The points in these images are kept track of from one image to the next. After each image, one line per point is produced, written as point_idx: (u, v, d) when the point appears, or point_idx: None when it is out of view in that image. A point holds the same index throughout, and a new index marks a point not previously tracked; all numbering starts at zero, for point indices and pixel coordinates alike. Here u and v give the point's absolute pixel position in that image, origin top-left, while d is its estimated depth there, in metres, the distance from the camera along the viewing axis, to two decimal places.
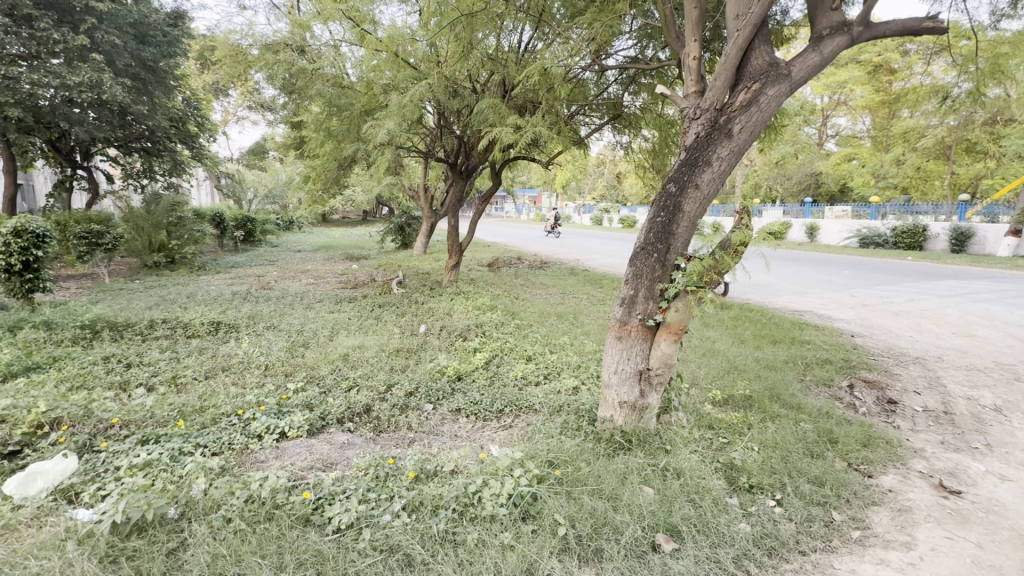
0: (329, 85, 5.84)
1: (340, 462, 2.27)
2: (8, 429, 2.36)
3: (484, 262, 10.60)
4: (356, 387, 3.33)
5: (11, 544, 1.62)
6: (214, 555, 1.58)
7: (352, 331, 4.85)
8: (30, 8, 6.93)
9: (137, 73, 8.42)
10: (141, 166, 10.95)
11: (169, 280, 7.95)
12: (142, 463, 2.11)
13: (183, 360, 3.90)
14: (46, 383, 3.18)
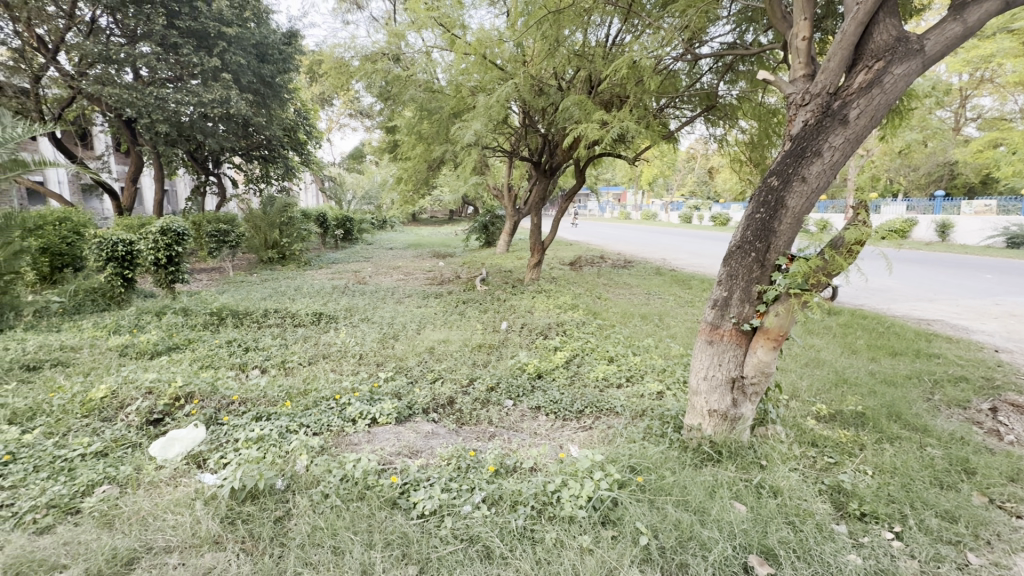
0: (421, 90, 6.12)
1: (424, 450, 2.37)
2: (154, 400, 2.76)
3: (566, 261, 10.53)
4: (441, 379, 3.47)
5: (154, 498, 1.89)
6: (313, 527, 1.72)
7: (438, 326, 5.06)
8: (176, 37, 8.03)
9: (258, 88, 9.45)
10: (260, 172, 12.28)
11: (280, 274, 8.82)
12: (255, 437, 2.36)
13: (291, 347, 4.31)
14: (182, 362, 3.68)
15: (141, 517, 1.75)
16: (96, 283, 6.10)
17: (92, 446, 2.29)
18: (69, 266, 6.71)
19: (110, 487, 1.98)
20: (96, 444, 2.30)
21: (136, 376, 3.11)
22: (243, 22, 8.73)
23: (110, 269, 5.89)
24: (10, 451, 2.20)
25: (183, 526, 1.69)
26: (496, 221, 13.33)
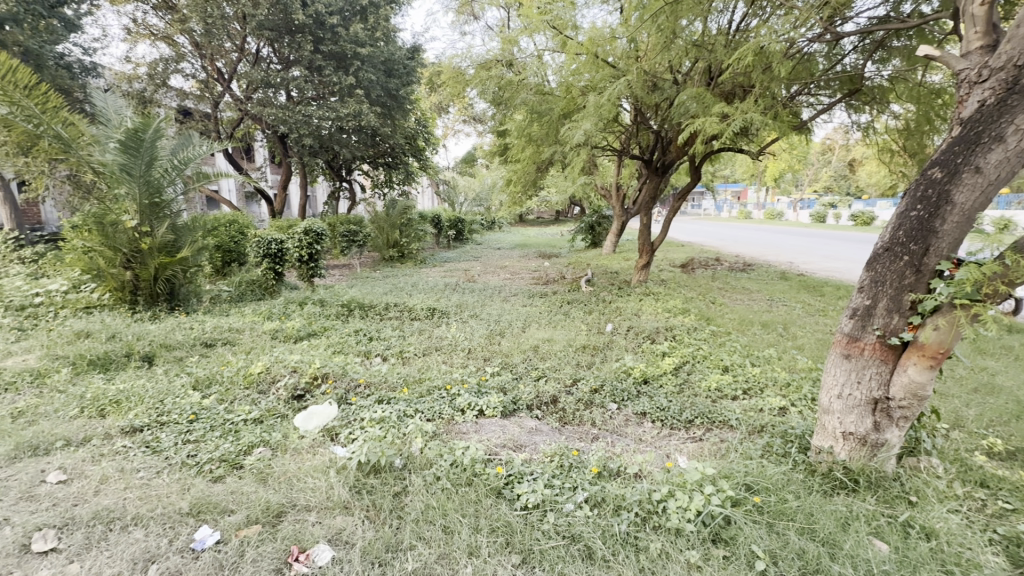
0: (532, 93, 6.25)
1: (528, 446, 2.43)
2: (298, 378, 3.18)
3: (678, 263, 10.02)
4: (545, 377, 3.51)
5: (298, 462, 2.17)
6: (426, 506, 1.85)
7: (543, 325, 5.11)
8: (320, 61, 9.10)
9: (386, 101, 10.36)
10: (384, 177, 13.45)
11: (400, 271, 9.57)
12: (378, 418, 2.60)
13: (408, 338, 4.67)
14: (320, 346, 4.19)
15: (288, 477, 2.03)
16: (254, 276, 7.15)
17: (251, 413, 2.70)
18: (234, 261, 7.95)
19: (264, 449, 2.33)
20: (254, 412, 2.71)
21: (283, 357, 3.60)
22: (375, 42, 9.56)
23: (265, 264, 6.85)
24: (194, 413, 2.69)
25: (320, 489, 1.92)
26: (603, 221, 13.10)
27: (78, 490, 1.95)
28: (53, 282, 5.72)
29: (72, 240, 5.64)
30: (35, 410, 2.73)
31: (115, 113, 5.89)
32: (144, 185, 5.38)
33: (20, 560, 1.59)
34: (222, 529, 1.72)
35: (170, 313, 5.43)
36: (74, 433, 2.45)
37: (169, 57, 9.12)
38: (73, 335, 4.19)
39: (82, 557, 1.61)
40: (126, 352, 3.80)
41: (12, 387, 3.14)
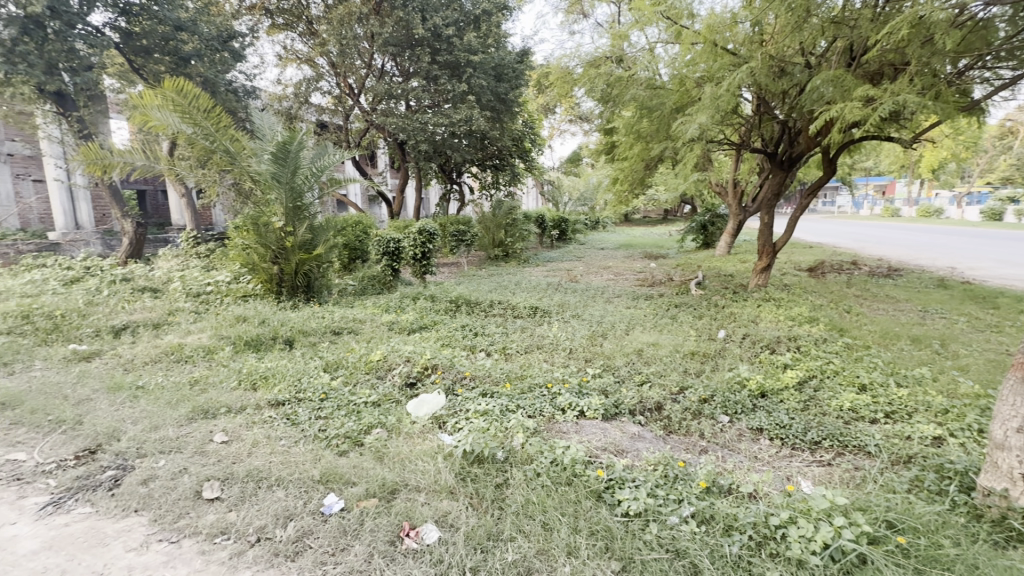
0: (642, 88, 6.04)
1: (630, 451, 2.36)
2: (411, 367, 3.43)
3: (804, 266, 9.03)
4: (649, 383, 3.38)
5: (410, 445, 2.34)
6: (526, 500, 1.88)
7: (648, 329, 4.92)
8: (437, 71, 9.68)
9: (495, 105, 10.71)
10: (492, 179, 13.94)
11: (504, 270, 9.84)
12: (482, 410, 2.70)
13: (511, 335, 4.79)
14: (430, 339, 4.46)
15: (401, 458, 2.19)
16: (375, 272, 7.84)
17: (371, 397, 2.96)
18: (359, 258, 8.78)
19: (381, 431, 2.54)
20: (373, 396, 2.97)
21: (399, 347, 3.91)
22: (486, 48, 9.93)
23: (384, 261, 7.47)
24: (325, 392, 3.02)
25: (428, 472, 2.05)
26: (717, 220, 12.25)
27: (236, 450, 2.30)
28: (221, 274, 6.81)
29: (235, 239, 6.64)
30: (207, 380, 3.27)
31: (268, 128, 6.82)
32: (289, 191, 6.16)
33: (195, 504, 1.92)
34: (345, 499, 1.92)
35: (306, 303, 6.16)
36: (234, 402, 2.89)
37: (310, 78, 10.33)
38: (234, 320, 4.94)
39: (237, 507, 1.89)
40: (272, 335, 4.39)
41: (191, 360, 3.79)
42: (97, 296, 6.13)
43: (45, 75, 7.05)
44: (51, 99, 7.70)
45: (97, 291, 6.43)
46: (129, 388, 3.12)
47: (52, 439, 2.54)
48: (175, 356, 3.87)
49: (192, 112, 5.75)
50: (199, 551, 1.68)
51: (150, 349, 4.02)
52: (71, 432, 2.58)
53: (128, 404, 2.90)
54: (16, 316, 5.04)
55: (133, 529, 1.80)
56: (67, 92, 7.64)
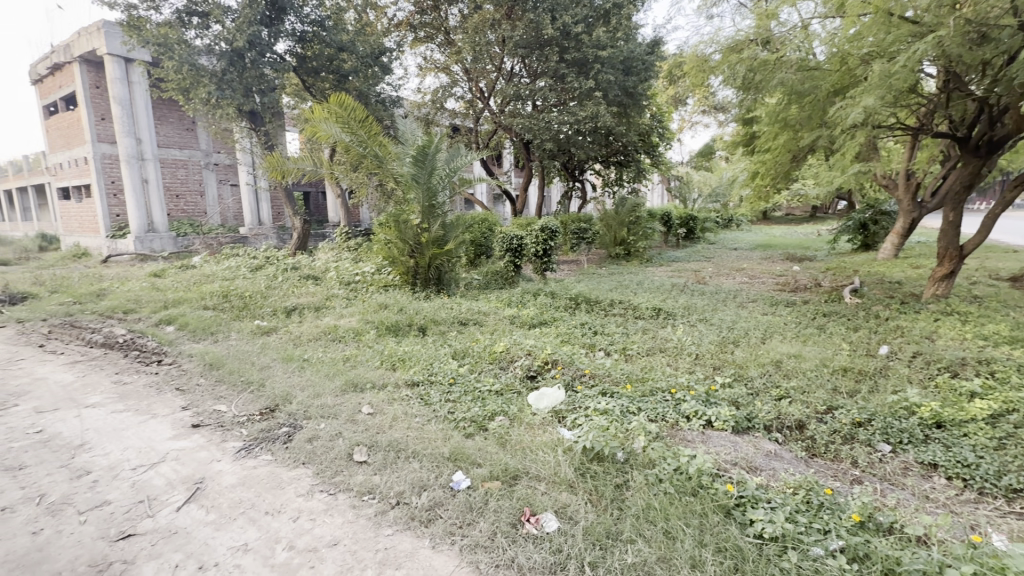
0: (792, 71, 5.46)
1: (766, 470, 2.16)
2: (532, 361, 3.53)
3: (1003, 274, 7.37)
4: (789, 399, 3.05)
5: (531, 435, 2.42)
6: (647, 504, 1.83)
7: (788, 338, 4.44)
8: (564, 69, 9.73)
9: (622, 100, 10.47)
10: (615, 175, 13.68)
11: (626, 269, 9.59)
12: (602, 409, 2.68)
13: (631, 336, 4.68)
14: (551, 334, 4.55)
15: (522, 446, 2.28)
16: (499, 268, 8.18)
17: (495, 386, 3.11)
18: (484, 254, 9.24)
19: (503, 418, 2.65)
20: (496, 385, 3.12)
21: (520, 340, 4.04)
22: (615, 42, 9.73)
23: (508, 258, 7.76)
24: (453, 377, 3.26)
25: (548, 464, 2.09)
26: (882, 218, 10.55)
27: (380, 421, 2.59)
28: (367, 266, 7.66)
29: (379, 235, 7.43)
30: (356, 358, 3.72)
31: (410, 133, 7.48)
32: (426, 191, 6.70)
33: (347, 464, 2.21)
34: (471, 477, 2.05)
35: (438, 295, 6.67)
36: (377, 378, 3.26)
37: (446, 85, 11.09)
38: (377, 306, 5.53)
39: (380, 472, 2.13)
40: (408, 322, 4.83)
41: (343, 340, 4.34)
42: (275, 281, 7.31)
43: (244, 97, 8.57)
44: (246, 117, 9.33)
45: (274, 277, 7.67)
46: (298, 360, 3.68)
47: (243, 396, 3.10)
48: (331, 335, 4.47)
49: (349, 122, 6.55)
50: (351, 505, 1.93)
51: (313, 328, 4.69)
52: (256, 392, 3.14)
53: (297, 373, 3.42)
54: (218, 296, 6.22)
55: (301, 478, 2.14)
56: (258, 111, 9.19)
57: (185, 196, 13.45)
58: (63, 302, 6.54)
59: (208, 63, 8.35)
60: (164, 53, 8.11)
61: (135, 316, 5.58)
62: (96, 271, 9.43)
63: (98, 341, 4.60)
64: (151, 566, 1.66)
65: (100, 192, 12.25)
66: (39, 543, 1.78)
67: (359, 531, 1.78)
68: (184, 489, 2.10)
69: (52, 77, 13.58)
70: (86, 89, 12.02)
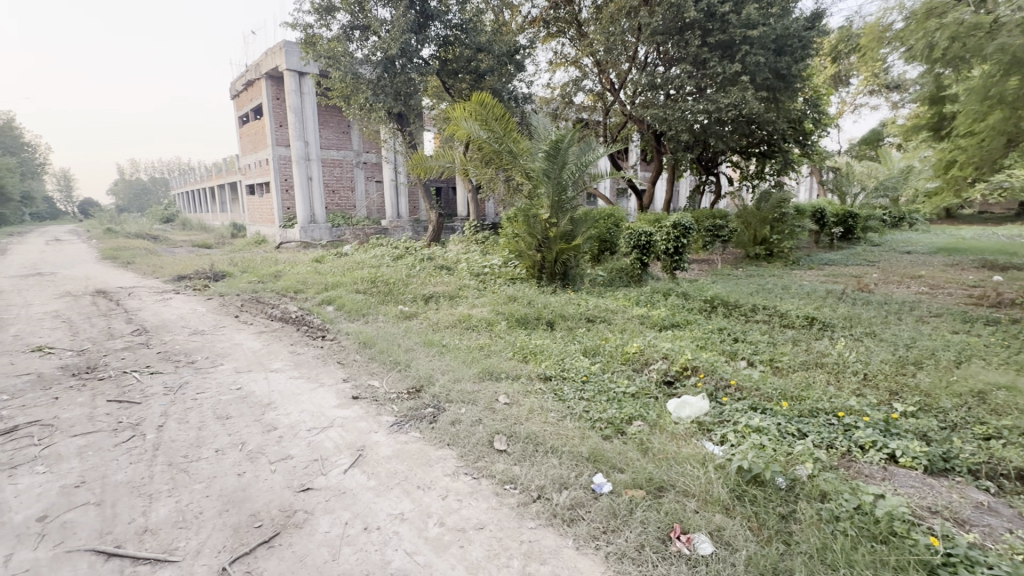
0: (1014, 35, 4.42)
1: (980, 526, 1.76)
2: (669, 365, 3.33)
3: None
4: (1002, 441, 2.46)
5: (675, 445, 2.27)
6: (822, 545, 1.59)
7: (994, 366, 3.61)
8: (706, 53, 9.00)
9: (772, 83, 9.44)
10: (757, 168, 12.44)
11: (767, 271, 8.67)
12: (755, 426, 2.42)
13: (779, 346, 4.19)
14: (686, 339, 4.26)
15: (666, 456, 2.15)
16: (625, 265, 7.92)
17: (630, 388, 2.99)
18: (608, 250, 9.03)
19: (642, 423, 2.53)
20: (632, 387, 2.98)
21: (655, 343, 3.84)
22: (768, 19, 8.74)
23: (635, 255, 7.49)
24: (586, 375, 3.21)
25: (698, 480, 1.93)
26: None
27: (516, 413, 2.64)
28: (495, 259, 7.95)
29: (507, 229, 7.63)
30: (489, 348, 3.86)
31: (542, 128, 7.54)
32: (556, 185, 6.70)
33: (489, 450, 2.28)
34: (612, 482, 1.98)
35: (563, 290, 6.66)
36: (511, 369, 3.34)
37: (577, 78, 11.00)
38: (506, 299, 5.68)
39: (521, 464, 2.16)
40: (537, 315, 4.88)
41: (476, 329, 4.54)
42: (413, 270, 7.93)
43: (393, 101, 9.39)
44: (394, 119, 10.22)
45: (413, 266, 8.32)
46: (437, 346, 3.93)
47: (393, 375, 3.40)
48: (466, 323, 4.69)
49: (487, 120, 6.81)
50: (494, 492, 1.99)
51: (449, 315, 4.97)
52: (403, 372, 3.41)
53: (437, 358, 3.65)
54: (368, 281, 6.92)
55: (447, 458, 2.26)
56: (404, 113, 9.98)
57: (340, 191, 15.06)
58: (251, 281, 7.80)
59: (366, 72, 9.28)
60: (332, 65, 9.17)
61: (303, 296, 6.44)
62: (273, 256, 11.13)
63: (277, 316, 5.40)
64: (326, 520, 1.87)
65: (276, 188, 14.39)
66: (243, 484, 2.12)
67: (504, 519, 1.82)
68: (349, 454, 2.34)
69: (246, 92, 16.24)
70: (270, 100, 14.17)
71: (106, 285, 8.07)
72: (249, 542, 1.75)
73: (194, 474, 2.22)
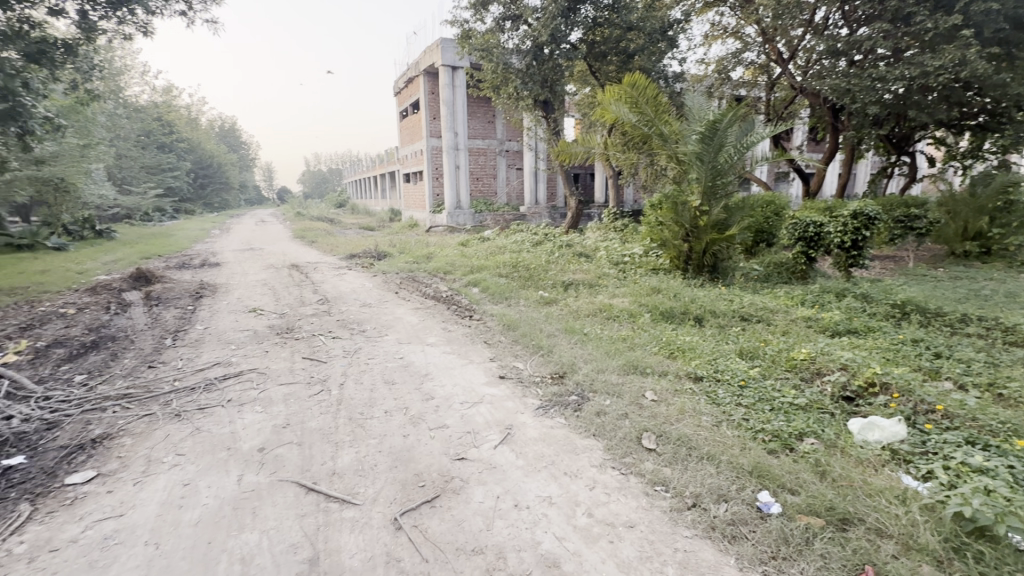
0: None
1: None
2: (848, 378, 2.86)
3: None
4: None
5: (861, 473, 1.95)
6: None
7: None
8: (912, 6, 7.42)
9: (1007, 36, 7.46)
10: (973, 144, 10.03)
11: (981, 272, 6.98)
12: (976, 465, 1.95)
13: (1003, 369, 3.34)
14: (867, 349, 3.62)
15: (850, 486, 1.85)
16: (786, 259, 7.04)
17: (799, 399, 2.63)
18: (765, 241, 8.10)
19: (816, 442, 2.22)
20: (801, 399, 2.63)
21: (830, 350, 3.33)
22: None
23: (799, 248, 6.60)
24: (744, 379, 2.91)
25: (896, 522, 1.63)
26: None
27: (666, 412, 2.51)
28: (636, 248, 7.68)
29: (650, 216, 7.28)
30: (632, 340, 3.73)
31: (697, 108, 6.98)
32: (710, 170, 6.15)
33: (637, 447, 2.21)
34: (782, 504, 1.78)
35: (712, 284, 6.16)
36: (657, 364, 3.19)
37: (737, 51, 9.95)
38: (649, 290, 5.44)
39: (672, 466, 2.05)
40: (683, 310, 4.58)
41: (618, 320, 4.43)
42: (552, 256, 8.03)
43: (539, 89, 9.50)
44: (539, 107, 10.35)
45: (552, 252, 8.42)
46: (579, 334, 3.92)
47: (536, 359, 3.48)
48: (607, 313, 4.60)
49: (640, 101, 6.48)
50: (643, 492, 1.92)
51: (589, 304, 4.93)
52: (546, 356, 3.48)
53: (579, 346, 3.64)
54: (509, 266, 7.18)
55: (593, 449, 2.24)
56: (549, 100, 10.05)
57: (483, 179, 15.76)
58: (407, 261, 8.65)
59: (516, 62, 9.53)
60: (485, 57, 9.58)
61: (452, 277, 6.93)
62: (425, 238, 12.18)
63: (430, 294, 5.89)
64: (479, 491, 1.99)
65: (428, 176, 15.64)
66: (408, 445, 2.36)
67: (656, 521, 1.75)
68: (498, 431, 2.46)
69: (406, 89, 17.86)
70: (426, 95, 15.40)
71: (298, 259, 9.63)
72: (416, 499, 1.94)
73: (368, 430, 2.53)
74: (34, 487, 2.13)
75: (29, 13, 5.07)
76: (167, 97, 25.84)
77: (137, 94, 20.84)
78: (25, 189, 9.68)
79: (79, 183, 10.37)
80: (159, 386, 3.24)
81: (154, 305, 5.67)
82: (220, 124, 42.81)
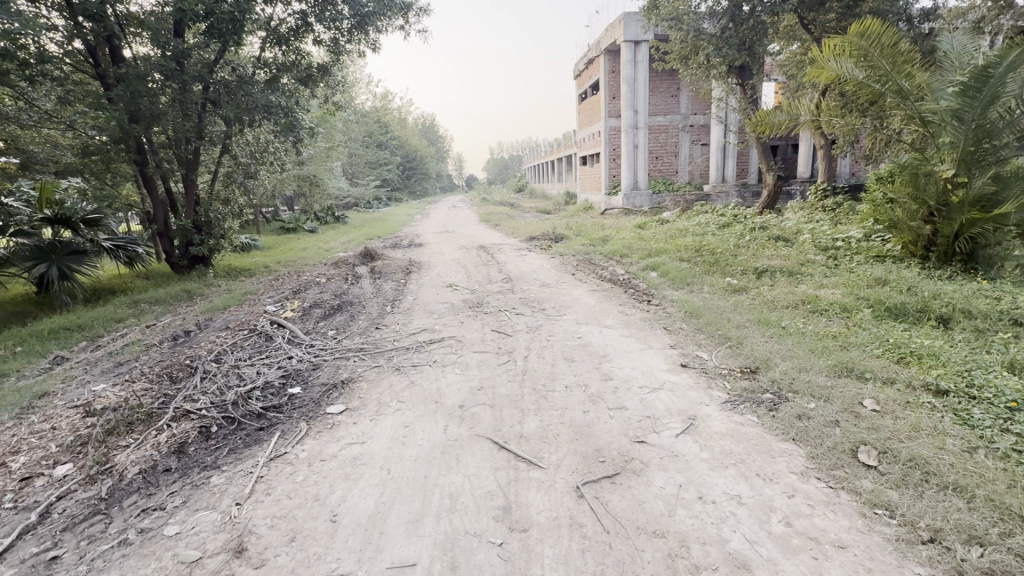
0: None
1: None
2: None
3: None
4: None
5: None
6: None
7: None
8: None
9: None
10: None
11: None
12: None
13: None
14: None
15: None
16: None
17: None
18: None
19: None
20: None
21: None
22: None
23: None
24: (1016, 400, 2.23)
25: None
26: None
27: (893, 425, 2.11)
28: (853, 230, 6.47)
29: (875, 192, 6.05)
30: (845, 338, 3.20)
31: (963, 53, 5.46)
32: (973, 130, 4.80)
33: (850, 461, 1.92)
34: None
35: (966, 276, 4.85)
36: (880, 370, 2.68)
37: None
38: (870, 281, 4.56)
39: (900, 489, 1.74)
40: (919, 307, 3.73)
41: (826, 315, 3.83)
42: (743, 239, 7.27)
43: (737, 53, 8.53)
44: (735, 73, 9.32)
45: (742, 234, 7.63)
46: (776, 327, 3.50)
47: (723, 350, 3.24)
48: (811, 306, 4.01)
49: (871, 54, 5.31)
50: (859, 511, 1.67)
51: (789, 294, 4.35)
52: (735, 348, 3.21)
53: (775, 340, 3.26)
54: (692, 249, 6.75)
55: (793, 454, 2.02)
56: (747, 65, 8.97)
57: (664, 157, 14.92)
58: (583, 243, 8.77)
59: (709, 26, 8.80)
60: (674, 26, 9.02)
61: (629, 260, 6.82)
62: (600, 221, 12.16)
63: (606, 277, 5.91)
64: (661, 476, 1.97)
65: (606, 157, 15.47)
66: (588, 421, 2.45)
67: (875, 547, 1.52)
68: (680, 420, 2.39)
69: (586, 71, 17.84)
70: (606, 74, 15.16)
71: (484, 241, 10.56)
72: (597, 472, 2.03)
73: (551, 402, 2.70)
74: (309, 411, 2.83)
75: (301, 46, 6.48)
76: (385, 101, 30.41)
77: (364, 101, 25.01)
78: (293, 185, 12.52)
79: (326, 178, 13.01)
80: (383, 343, 3.96)
81: (376, 278, 6.86)
82: (422, 121, 48.85)
